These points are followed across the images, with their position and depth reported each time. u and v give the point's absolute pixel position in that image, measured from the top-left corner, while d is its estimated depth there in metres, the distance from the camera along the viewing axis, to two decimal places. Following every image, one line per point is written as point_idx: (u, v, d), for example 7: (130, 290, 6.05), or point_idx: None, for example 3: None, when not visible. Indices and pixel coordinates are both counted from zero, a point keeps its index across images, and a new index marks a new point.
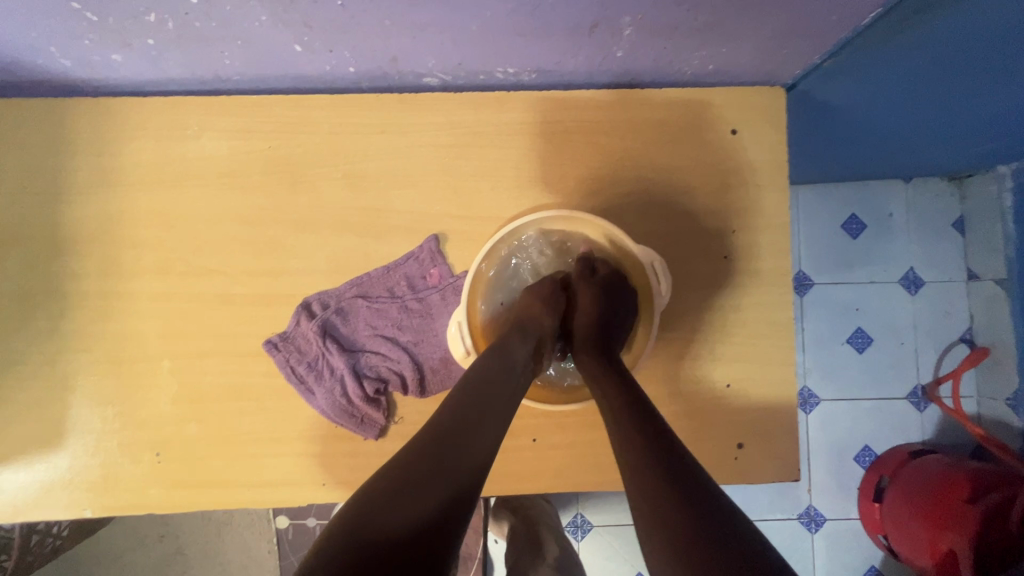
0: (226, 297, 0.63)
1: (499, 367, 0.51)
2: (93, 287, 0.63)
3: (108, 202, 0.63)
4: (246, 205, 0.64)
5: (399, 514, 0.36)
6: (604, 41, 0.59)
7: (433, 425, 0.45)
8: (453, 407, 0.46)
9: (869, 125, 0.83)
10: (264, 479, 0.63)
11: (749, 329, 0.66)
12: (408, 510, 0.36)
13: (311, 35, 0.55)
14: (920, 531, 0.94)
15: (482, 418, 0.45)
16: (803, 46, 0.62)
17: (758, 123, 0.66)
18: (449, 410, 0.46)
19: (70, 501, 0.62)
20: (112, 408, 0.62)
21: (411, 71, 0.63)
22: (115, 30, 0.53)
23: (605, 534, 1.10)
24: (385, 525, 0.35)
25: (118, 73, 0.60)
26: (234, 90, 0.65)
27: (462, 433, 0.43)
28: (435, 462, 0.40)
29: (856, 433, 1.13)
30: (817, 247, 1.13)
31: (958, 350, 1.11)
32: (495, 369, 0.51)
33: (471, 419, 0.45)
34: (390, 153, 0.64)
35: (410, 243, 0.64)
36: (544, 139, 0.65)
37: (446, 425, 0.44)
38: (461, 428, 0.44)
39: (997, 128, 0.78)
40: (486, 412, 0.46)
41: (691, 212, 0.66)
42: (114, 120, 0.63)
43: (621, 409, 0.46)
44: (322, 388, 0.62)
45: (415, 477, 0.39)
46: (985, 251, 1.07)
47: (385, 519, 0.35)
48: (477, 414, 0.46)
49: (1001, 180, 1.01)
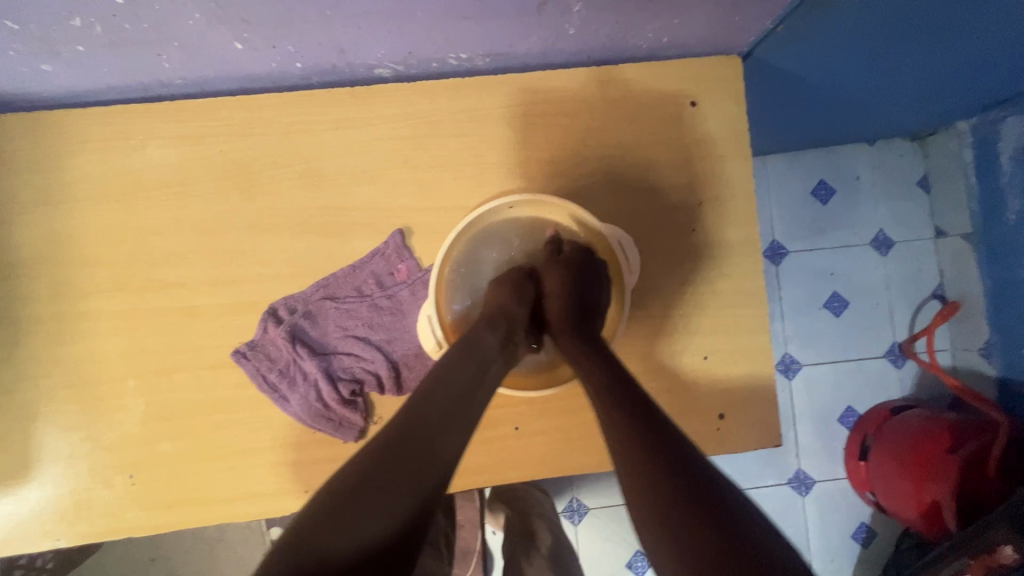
0: (188, 310, 0.61)
1: (473, 376, 0.47)
2: (47, 310, 0.60)
3: (54, 220, 0.61)
4: (200, 212, 0.62)
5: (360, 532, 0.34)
6: (554, 19, 0.58)
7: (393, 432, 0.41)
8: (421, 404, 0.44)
9: (830, 89, 0.83)
10: (244, 492, 0.61)
11: (722, 299, 0.66)
12: (368, 527, 0.34)
13: (250, 32, 0.53)
14: (904, 483, 0.97)
15: (447, 423, 0.43)
16: (753, 12, 0.62)
17: (716, 93, 0.66)
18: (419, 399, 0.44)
19: (44, 532, 0.60)
20: (78, 433, 0.60)
21: (362, 63, 0.61)
22: (41, 38, 0.50)
23: (601, 516, 1.11)
24: (347, 536, 0.33)
25: (52, 84, 0.58)
26: (178, 95, 0.63)
27: (424, 441, 0.41)
28: (391, 472, 0.37)
29: (838, 396, 1.15)
30: (788, 215, 1.15)
31: (930, 306, 1.13)
32: (463, 360, 0.49)
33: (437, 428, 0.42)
34: (347, 149, 0.62)
35: (375, 240, 0.63)
36: (503, 123, 0.64)
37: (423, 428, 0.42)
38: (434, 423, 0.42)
39: (945, 83, 0.80)
40: (457, 415, 0.44)
41: (656, 187, 0.65)
42: (52, 135, 0.60)
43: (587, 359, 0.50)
44: (296, 395, 0.61)
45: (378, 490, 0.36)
46: (950, 207, 1.09)
47: (345, 535, 0.33)
48: (436, 417, 0.43)
49: (961, 136, 1.02)
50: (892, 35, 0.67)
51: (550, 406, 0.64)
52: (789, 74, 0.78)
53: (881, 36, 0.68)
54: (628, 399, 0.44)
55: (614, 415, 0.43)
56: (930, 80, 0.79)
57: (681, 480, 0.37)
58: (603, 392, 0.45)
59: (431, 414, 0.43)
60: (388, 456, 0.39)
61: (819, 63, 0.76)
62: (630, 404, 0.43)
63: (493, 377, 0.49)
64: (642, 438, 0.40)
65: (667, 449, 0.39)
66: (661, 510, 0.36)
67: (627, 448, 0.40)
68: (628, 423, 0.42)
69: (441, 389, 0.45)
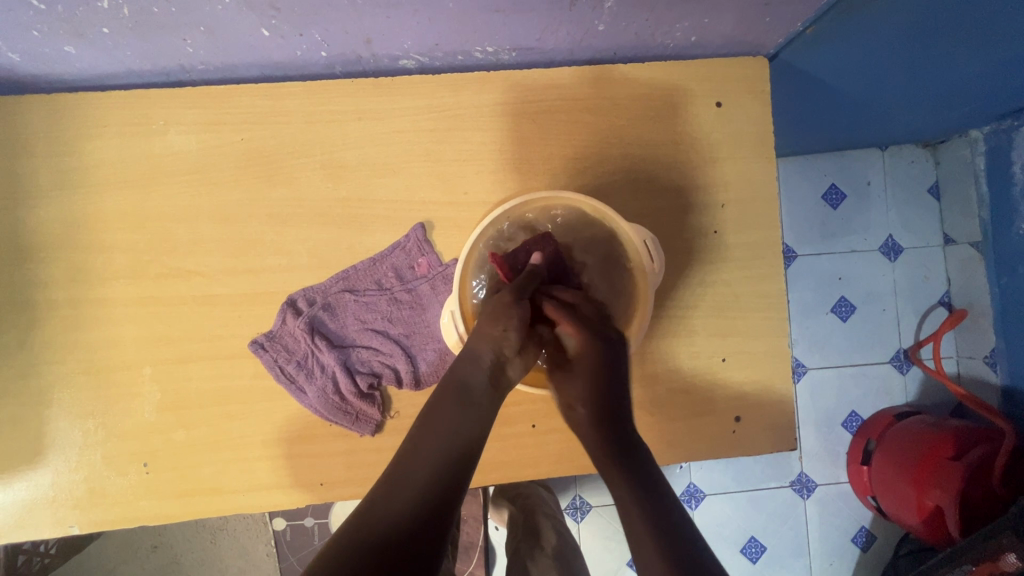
0: (205, 298, 0.61)
1: (460, 415, 0.54)
2: (63, 294, 0.60)
3: (72, 204, 0.60)
4: (220, 201, 0.61)
5: (398, 514, 0.46)
6: (585, 14, 0.57)
7: (401, 455, 0.52)
8: (437, 400, 0.55)
9: (850, 93, 0.83)
10: (258, 483, 0.61)
11: (741, 302, 0.66)
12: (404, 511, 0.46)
13: (278, 18, 0.52)
14: (907, 489, 0.98)
15: (462, 416, 0.54)
16: (784, 13, 0.61)
17: (741, 94, 0.66)
18: (434, 402, 0.55)
19: (56, 519, 0.60)
20: (92, 420, 0.60)
21: (386, 54, 0.61)
22: (67, 19, 0.49)
23: (605, 514, 1.11)
24: (383, 522, 0.46)
25: (73, 66, 0.57)
26: (199, 81, 0.62)
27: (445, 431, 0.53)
28: (410, 474, 0.49)
29: (844, 400, 1.16)
30: (800, 218, 1.15)
31: (937, 313, 1.14)
32: (446, 393, 0.55)
33: (454, 422, 0.53)
34: (369, 140, 0.62)
35: (396, 233, 0.62)
36: (526, 119, 0.63)
37: (437, 422, 0.53)
38: (452, 417, 0.54)
39: (964, 92, 0.80)
40: (470, 407, 0.54)
41: (679, 188, 0.65)
42: (71, 118, 0.59)
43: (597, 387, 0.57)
44: (313, 386, 0.61)
45: (406, 475, 0.49)
46: (960, 215, 1.09)
47: (390, 514, 0.46)
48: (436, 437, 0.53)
49: (974, 144, 1.02)
50: (918, 40, 0.67)
51: None
52: (810, 76, 0.78)
53: (906, 43, 0.68)
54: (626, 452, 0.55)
55: (622, 486, 0.53)
56: (951, 89, 0.79)
57: (652, 503, 0.51)
58: (616, 472, 0.54)
59: (438, 427, 0.53)
60: (407, 465, 0.50)
61: (841, 66, 0.75)
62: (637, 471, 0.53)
63: (482, 408, 0.55)
64: (640, 491, 0.52)
65: (663, 516, 0.50)
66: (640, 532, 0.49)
67: (619, 475, 0.53)
68: (634, 495, 0.51)
69: (434, 417, 0.54)
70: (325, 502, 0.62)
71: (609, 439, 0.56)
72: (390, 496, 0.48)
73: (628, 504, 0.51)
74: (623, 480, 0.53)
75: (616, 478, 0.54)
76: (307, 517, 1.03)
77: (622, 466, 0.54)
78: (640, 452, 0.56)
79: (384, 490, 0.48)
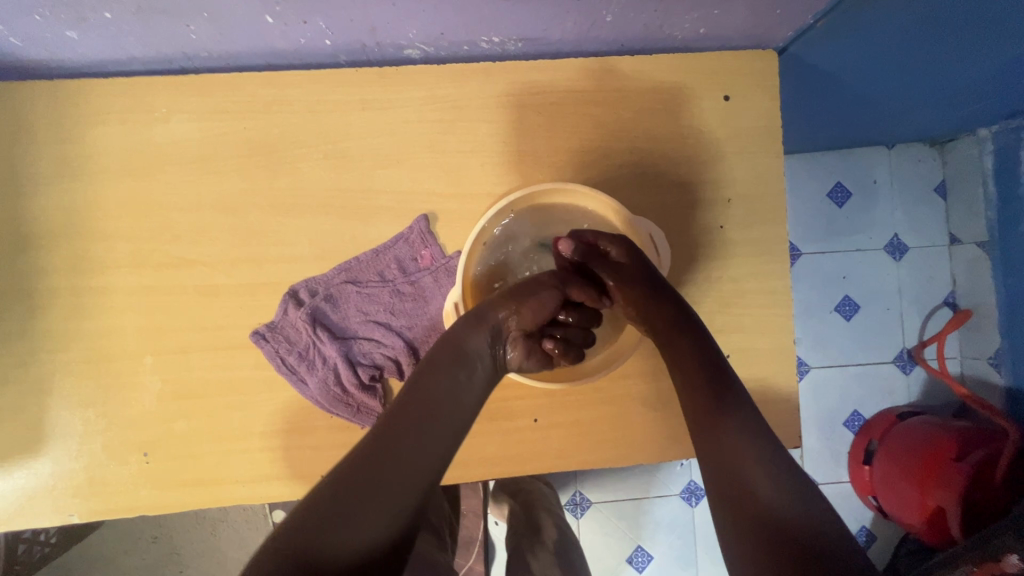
0: (207, 288, 0.60)
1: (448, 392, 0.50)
2: (64, 283, 0.59)
3: (74, 192, 0.59)
4: (222, 191, 0.60)
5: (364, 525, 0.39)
6: (593, 5, 0.56)
7: (381, 440, 0.44)
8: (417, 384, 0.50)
9: (859, 88, 0.81)
10: (259, 474, 0.61)
11: (747, 298, 0.66)
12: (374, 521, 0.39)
13: (282, 5, 0.52)
14: (909, 490, 0.97)
15: (445, 402, 0.49)
16: (795, 6, 0.60)
17: (750, 88, 0.65)
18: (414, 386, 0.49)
19: (55, 508, 0.60)
20: (93, 409, 0.59)
21: (391, 43, 0.60)
22: (68, 3, 0.49)
23: (605, 510, 1.11)
24: (346, 545, 0.37)
25: (75, 52, 0.56)
26: (202, 69, 0.61)
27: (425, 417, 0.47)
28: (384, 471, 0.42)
29: (847, 399, 1.15)
30: (805, 216, 1.14)
31: (942, 314, 1.13)
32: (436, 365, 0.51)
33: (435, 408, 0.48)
34: (373, 130, 0.61)
35: (399, 225, 0.62)
36: (532, 111, 0.63)
37: (418, 408, 0.47)
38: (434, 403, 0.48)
39: (973, 91, 0.79)
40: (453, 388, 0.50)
41: (686, 182, 0.64)
42: (72, 105, 0.59)
43: (681, 343, 0.52)
44: (314, 378, 0.60)
45: (380, 472, 0.42)
46: (966, 215, 1.08)
47: (352, 527, 0.38)
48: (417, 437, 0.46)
49: (982, 144, 1.01)
50: (929, 35, 0.66)
51: (569, 399, 0.64)
52: (819, 72, 0.77)
53: (918, 38, 0.67)
54: (725, 407, 0.47)
55: (727, 447, 0.45)
56: (960, 86, 0.78)
57: (763, 470, 0.43)
58: (722, 432, 0.46)
59: (417, 414, 0.47)
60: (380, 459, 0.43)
61: (850, 62, 0.74)
62: (746, 468, 0.43)
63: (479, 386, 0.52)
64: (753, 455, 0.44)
65: (780, 488, 0.42)
66: (749, 504, 0.42)
67: (724, 431, 0.46)
68: (741, 456, 0.44)
69: (414, 408, 0.47)
70: None
71: (704, 408, 0.48)
72: (353, 500, 0.40)
73: (735, 474, 0.43)
74: (730, 440, 0.45)
75: (722, 435, 0.46)
76: None
77: (730, 424, 0.46)
78: (740, 403, 0.48)
79: (347, 492, 0.40)
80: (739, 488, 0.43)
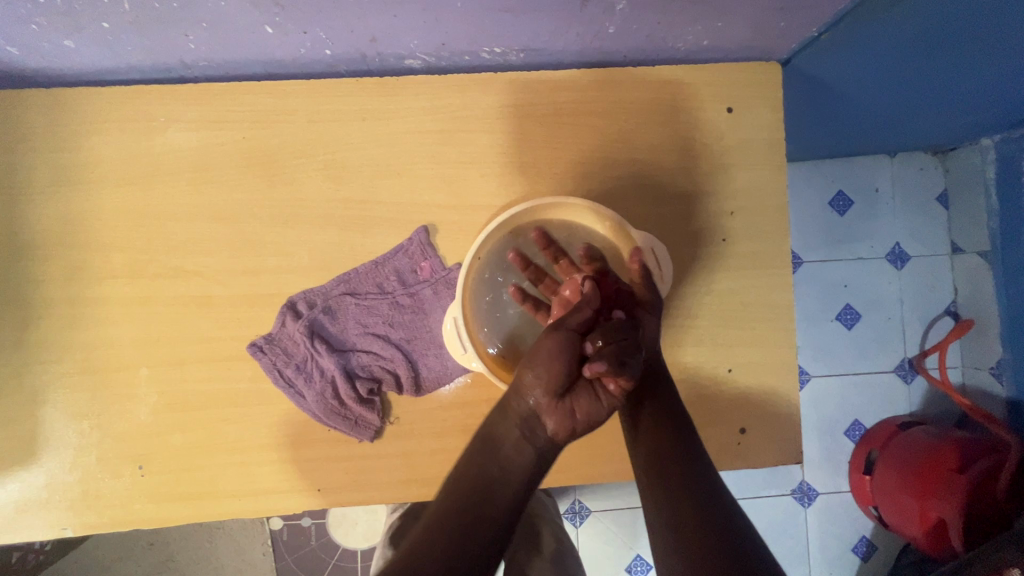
0: (203, 299, 0.60)
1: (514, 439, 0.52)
2: (59, 293, 0.59)
3: (70, 201, 0.59)
4: (220, 201, 0.60)
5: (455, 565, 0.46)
6: (596, 17, 0.56)
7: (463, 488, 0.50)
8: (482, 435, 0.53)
9: (862, 98, 0.81)
10: (254, 488, 0.60)
11: (749, 311, 0.65)
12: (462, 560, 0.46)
13: (282, 15, 0.51)
14: (909, 501, 0.96)
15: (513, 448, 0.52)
16: (800, 18, 0.60)
17: (753, 100, 0.64)
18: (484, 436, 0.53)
19: (48, 521, 0.59)
20: (88, 421, 0.59)
21: (392, 53, 0.59)
22: (66, 13, 0.48)
23: (604, 520, 1.10)
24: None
25: (73, 61, 0.56)
26: (201, 78, 0.61)
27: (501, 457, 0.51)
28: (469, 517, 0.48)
29: (847, 409, 1.15)
30: (807, 225, 1.13)
31: (943, 323, 1.12)
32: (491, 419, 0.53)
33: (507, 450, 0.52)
34: (373, 140, 0.61)
35: (399, 236, 0.61)
36: (533, 122, 0.62)
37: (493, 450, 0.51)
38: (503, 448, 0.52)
39: (975, 101, 0.78)
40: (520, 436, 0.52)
41: (687, 194, 0.64)
42: (70, 114, 0.58)
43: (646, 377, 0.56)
44: (312, 391, 0.60)
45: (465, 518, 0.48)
46: (968, 224, 1.08)
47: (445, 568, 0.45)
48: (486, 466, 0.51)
49: (984, 153, 1.00)
50: (934, 48, 0.65)
51: None
52: (822, 81, 0.76)
53: (921, 50, 0.66)
54: (672, 430, 0.54)
55: (675, 470, 0.52)
56: (963, 97, 0.78)
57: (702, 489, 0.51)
58: (668, 457, 0.52)
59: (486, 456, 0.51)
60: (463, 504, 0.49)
61: (854, 71, 0.74)
62: (699, 488, 0.51)
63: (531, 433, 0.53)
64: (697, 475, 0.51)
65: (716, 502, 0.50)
66: (689, 521, 0.49)
67: (672, 457, 0.52)
68: (686, 480, 0.51)
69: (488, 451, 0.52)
70: (323, 508, 0.61)
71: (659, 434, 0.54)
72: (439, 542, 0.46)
73: (682, 495, 0.50)
74: (677, 465, 0.52)
75: (670, 462, 0.52)
76: (303, 517, 1.05)
77: (673, 448, 0.53)
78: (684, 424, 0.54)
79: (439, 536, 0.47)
80: (683, 506, 0.50)
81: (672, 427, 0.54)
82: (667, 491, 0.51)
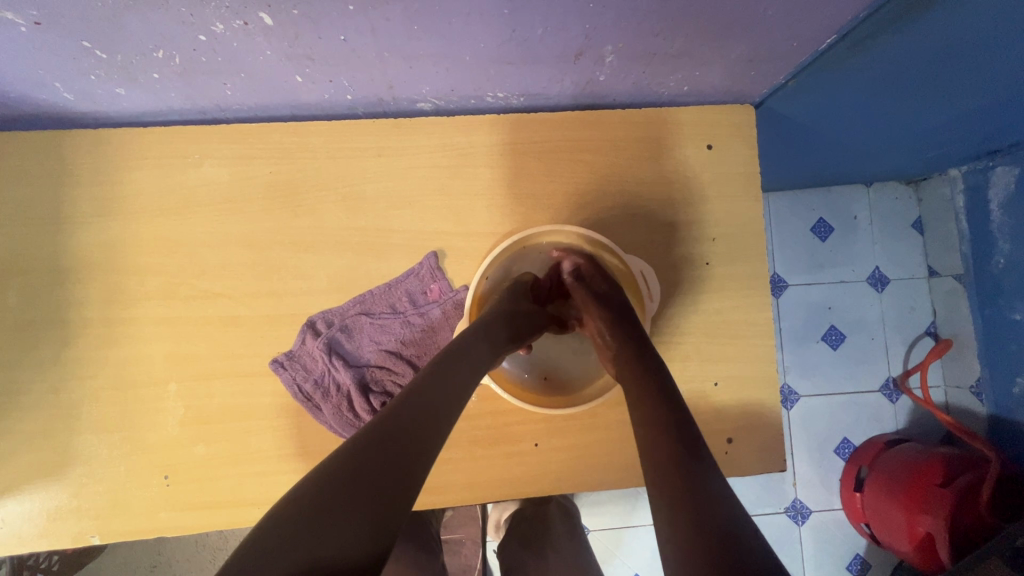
0: (229, 319, 0.65)
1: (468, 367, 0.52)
2: (97, 314, 0.64)
3: (111, 230, 0.64)
4: (247, 229, 0.66)
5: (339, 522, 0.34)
6: (587, 67, 0.63)
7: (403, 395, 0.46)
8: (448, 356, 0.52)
9: (833, 135, 0.89)
10: (273, 498, 0.64)
11: (732, 329, 0.70)
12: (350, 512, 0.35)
13: (312, 67, 0.58)
14: (899, 516, 1.00)
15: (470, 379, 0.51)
16: (768, 68, 0.67)
17: (730, 138, 0.71)
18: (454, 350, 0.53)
19: (77, 531, 0.62)
20: (119, 434, 0.63)
21: (406, 98, 0.66)
22: (123, 66, 0.55)
23: (603, 537, 1.12)
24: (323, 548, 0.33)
25: (121, 105, 0.62)
26: (233, 119, 0.67)
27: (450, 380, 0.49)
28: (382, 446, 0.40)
29: (835, 427, 1.19)
30: (790, 250, 1.20)
31: (924, 342, 1.18)
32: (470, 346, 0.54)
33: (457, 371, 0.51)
34: (388, 176, 0.67)
35: (411, 261, 0.67)
36: (532, 158, 0.69)
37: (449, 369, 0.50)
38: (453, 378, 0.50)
39: (938, 133, 0.86)
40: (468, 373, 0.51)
41: (674, 223, 0.70)
42: (114, 152, 0.65)
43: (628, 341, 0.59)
44: (329, 405, 0.64)
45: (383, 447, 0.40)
46: (942, 249, 1.14)
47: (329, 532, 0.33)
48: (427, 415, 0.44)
49: (953, 182, 1.08)
50: (892, 91, 0.73)
51: (568, 425, 0.68)
52: (796, 120, 0.83)
53: (885, 92, 0.73)
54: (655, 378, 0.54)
55: (650, 408, 0.50)
56: (926, 130, 0.85)
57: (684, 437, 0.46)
58: (646, 393, 0.52)
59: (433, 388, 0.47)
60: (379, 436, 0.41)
61: (825, 111, 0.81)
62: (683, 441, 0.46)
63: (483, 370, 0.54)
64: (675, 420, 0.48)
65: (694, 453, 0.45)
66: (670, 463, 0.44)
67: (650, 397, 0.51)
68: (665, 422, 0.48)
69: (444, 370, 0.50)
70: None
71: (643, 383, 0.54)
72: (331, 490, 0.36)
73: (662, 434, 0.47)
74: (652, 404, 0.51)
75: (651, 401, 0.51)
76: None
77: (655, 390, 0.52)
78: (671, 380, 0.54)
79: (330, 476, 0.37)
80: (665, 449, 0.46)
81: (651, 369, 0.55)
82: (644, 425, 0.49)
